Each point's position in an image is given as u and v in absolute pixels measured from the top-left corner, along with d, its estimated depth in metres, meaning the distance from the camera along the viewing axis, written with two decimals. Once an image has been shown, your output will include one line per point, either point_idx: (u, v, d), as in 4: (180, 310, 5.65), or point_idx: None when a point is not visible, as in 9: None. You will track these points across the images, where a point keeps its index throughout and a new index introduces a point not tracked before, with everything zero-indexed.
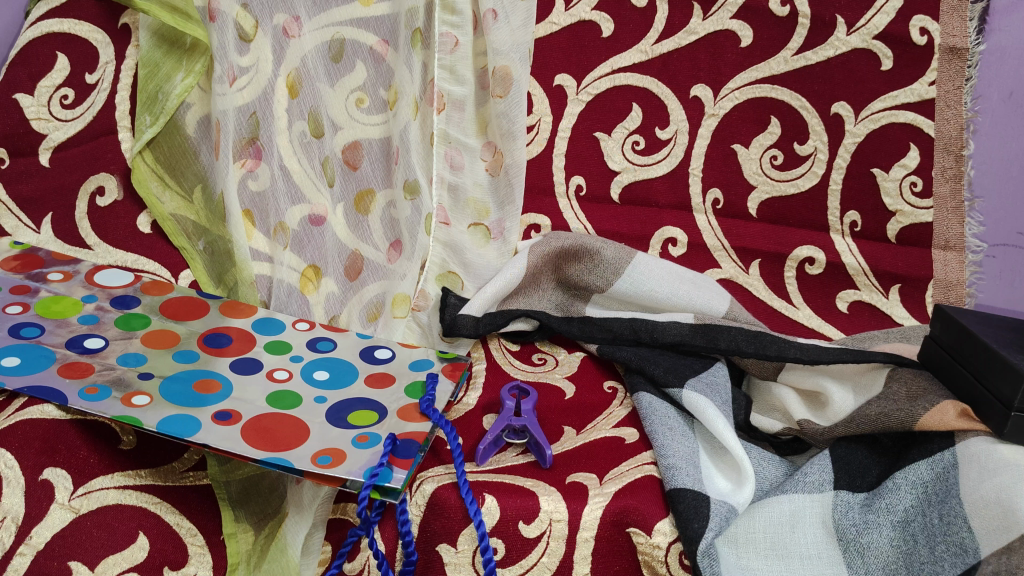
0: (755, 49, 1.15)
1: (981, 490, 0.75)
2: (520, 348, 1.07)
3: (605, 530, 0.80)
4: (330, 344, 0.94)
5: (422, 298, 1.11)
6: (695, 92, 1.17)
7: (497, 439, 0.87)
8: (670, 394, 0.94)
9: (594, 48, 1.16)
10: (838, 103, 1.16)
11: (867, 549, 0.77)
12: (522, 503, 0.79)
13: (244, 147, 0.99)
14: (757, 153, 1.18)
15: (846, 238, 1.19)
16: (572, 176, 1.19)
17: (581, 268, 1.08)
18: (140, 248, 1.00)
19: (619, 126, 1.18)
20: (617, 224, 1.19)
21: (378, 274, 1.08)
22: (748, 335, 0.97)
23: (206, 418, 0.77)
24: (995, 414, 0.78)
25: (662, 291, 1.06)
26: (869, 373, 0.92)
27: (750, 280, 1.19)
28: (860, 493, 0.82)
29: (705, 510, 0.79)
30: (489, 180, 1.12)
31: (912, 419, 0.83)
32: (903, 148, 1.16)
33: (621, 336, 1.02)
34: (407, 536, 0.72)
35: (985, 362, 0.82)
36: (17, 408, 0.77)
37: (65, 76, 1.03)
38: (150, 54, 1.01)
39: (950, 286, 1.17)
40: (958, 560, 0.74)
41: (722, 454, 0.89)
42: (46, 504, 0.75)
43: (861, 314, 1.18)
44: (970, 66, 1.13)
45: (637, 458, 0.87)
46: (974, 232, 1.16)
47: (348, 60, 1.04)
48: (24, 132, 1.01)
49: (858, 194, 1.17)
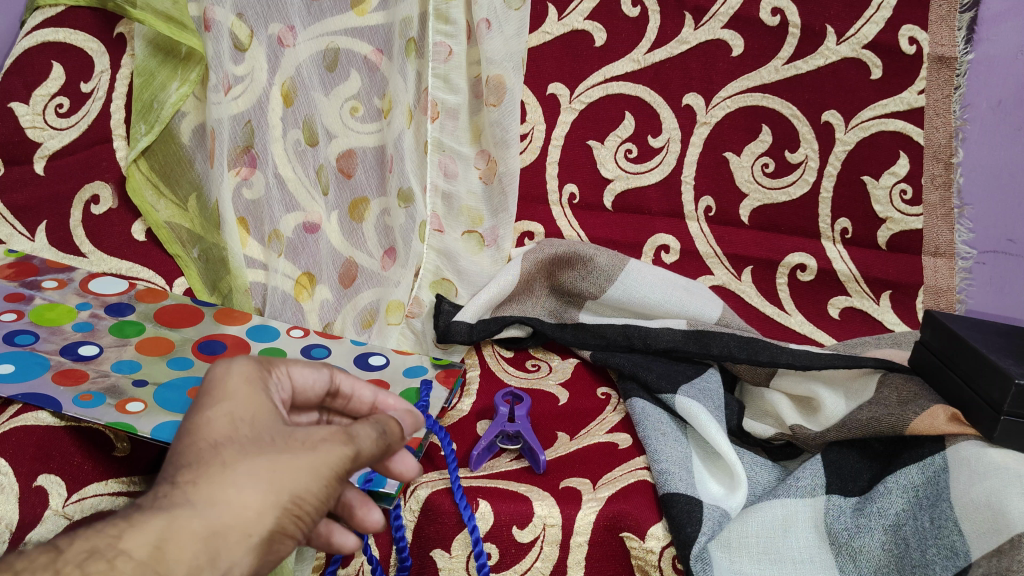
0: (746, 58, 1.16)
1: (971, 494, 0.75)
2: (513, 354, 1.08)
3: (598, 534, 0.81)
4: (324, 350, 0.94)
5: (416, 305, 1.11)
6: (686, 101, 1.18)
7: (495, 442, 0.89)
8: (664, 400, 0.94)
9: (586, 57, 1.17)
10: (828, 112, 1.17)
11: (858, 553, 0.77)
12: (515, 508, 0.79)
13: (239, 156, 1.00)
14: (749, 161, 1.19)
15: (836, 245, 1.20)
16: (565, 185, 1.20)
17: (573, 275, 1.09)
18: (135, 256, 1.01)
19: (612, 134, 1.19)
20: (611, 231, 1.20)
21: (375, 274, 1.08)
22: (740, 342, 0.98)
23: None
24: (985, 419, 0.79)
25: (654, 297, 1.06)
26: (860, 379, 0.93)
27: (742, 286, 1.20)
28: (852, 498, 0.82)
29: (698, 514, 0.79)
30: (483, 189, 1.12)
31: (902, 424, 0.84)
32: (892, 156, 1.17)
33: (615, 342, 1.03)
34: (401, 540, 0.75)
35: (974, 366, 0.83)
36: (12, 414, 0.75)
37: (60, 85, 1.03)
38: (145, 63, 1.02)
39: (940, 293, 1.18)
40: (948, 563, 0.73)
41: (714, 458, 0.89)
42: (40, 510, 0.71)
43: (851, 320, 1.19)
44: (959, 75, 1.15)
45: (630, 463, 0.88)
46: (963, 239, 1.18)
47: (342, 69, 1.05)
48: (19, 140, 1.01)
49: (848, 202, 1.19)
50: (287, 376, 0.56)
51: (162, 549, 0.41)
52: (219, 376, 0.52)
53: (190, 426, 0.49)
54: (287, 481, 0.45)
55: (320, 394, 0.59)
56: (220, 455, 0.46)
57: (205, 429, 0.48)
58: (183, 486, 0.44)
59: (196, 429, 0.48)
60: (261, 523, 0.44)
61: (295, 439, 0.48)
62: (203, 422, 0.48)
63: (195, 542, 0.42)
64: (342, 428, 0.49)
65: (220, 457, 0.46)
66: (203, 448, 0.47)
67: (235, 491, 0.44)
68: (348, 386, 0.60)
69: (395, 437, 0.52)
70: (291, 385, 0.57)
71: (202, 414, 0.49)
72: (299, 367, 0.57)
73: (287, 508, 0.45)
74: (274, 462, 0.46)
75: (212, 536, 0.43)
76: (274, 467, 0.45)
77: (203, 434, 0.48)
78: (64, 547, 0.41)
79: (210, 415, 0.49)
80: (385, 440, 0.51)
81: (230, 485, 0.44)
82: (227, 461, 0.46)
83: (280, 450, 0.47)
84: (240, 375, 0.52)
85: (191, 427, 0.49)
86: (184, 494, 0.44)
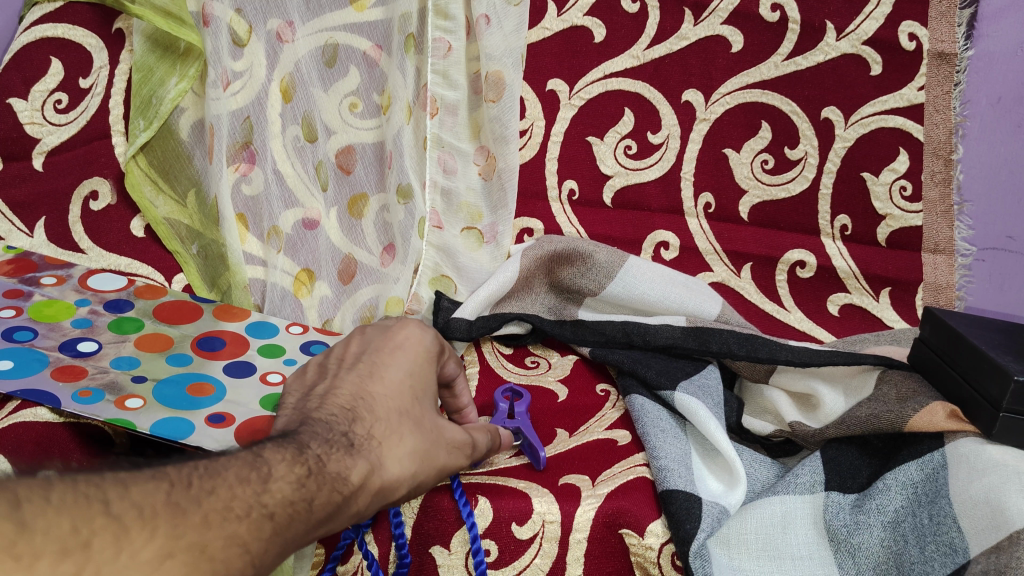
0: (745, 54, 1.16)
1: (970, 490, 0.75)
2: (512, 351, 1.08)
3: (597, 531, 0.81)
4: (322, 346, 0.93)
5: (415, 302, 1.08)
6: (686, 97, 1.18)
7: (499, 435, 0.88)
8: (663, 397, 0.94)
9: (586, 53, 1.17)
10: (827, 108, 1.17)
11: (857, 550, 0.77)
12: (514, 504, 0.79)
13: (237, 152, 1.02)
14: (748, 157, 1.19)
15: (836, 242, 1.20)
16: (564, 181, 1.20)
17: (572, 272, 1.09)
18: (133, 252, 1.02)
19: (611, 130, 1.19)
20: (611, 228, 1.20)
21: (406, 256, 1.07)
22: (739, 338, 0.98)
23: (200, 421, 0.76)
24: (984, 415, 0.80)
25: (652, 294, 1.06)
26: (859, 376, 0.93)
27: (741, 283, 1.20)
28: (850, 495, 0.83)
29: (697, 511, 0.79)
30: (482, 184, 1.12)
31: (902, 420, 0.83)
32: (892, 152, 1.17)
33: (614, 339, 1.03)
34: (401, 537, 0.74)
35: (974, 363, 0.83)
36: (9, 411, 0.76)
37: (58, 81, 1.03)
38: (143, 59, 1.01)
39: (939, 289, 1.18)
40: (947, 560, 0.74)
41: (714, 456, 0.89)
42: None
43: (851, 317, 1.19)
44: (959, 71, 1.14)
45: (629, 460, 0.88)
46: (963, 236, 1.18)
47: (342, 65, 1.05)
48: (17, 136, 1.01)
49: (847, 198, 1.18)
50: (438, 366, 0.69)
51: (360, 489, 0.53)
52: (412, 338, 0.65)
53: (379, 375, 0.60)
54: (426, 467, 0.59)
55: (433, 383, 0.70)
56: (398, 425, 0.58)
57: (394, 386, 0.60)
58: (374, 442, 0.55)
59: (383, 382, 0.60)
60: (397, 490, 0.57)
61: (438, 433, 0.62)
62: (392, 378, 0.60)
63: (371, 495, 0.54)
64: (461, 438, 0.66)
65: (401, 423, 0.58)
66: (391, 413, 0.58)
67: (398, 465, 0.56)
68: (460, 386, 0.75)
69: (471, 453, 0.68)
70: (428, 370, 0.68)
71: (392, 368, 0.61)
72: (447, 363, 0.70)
73: (412, 487, 0.59)
74: (425, 447, 0.59)
75: (378, 493, 0.55)
76: (424, 452, 0.59)
77: (391, 390, 0.60)
78: (323, 458, 0.51)
79: (398, 373, 0.61)
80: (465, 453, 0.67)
81: (397, 454, 0.56)
82: (402, 431, 0.58)
83: (430, 438, 0.60)
84: (426, 347, 0.65)
85: (380, 372, 0.61)
86: (376, 454, 0.55)
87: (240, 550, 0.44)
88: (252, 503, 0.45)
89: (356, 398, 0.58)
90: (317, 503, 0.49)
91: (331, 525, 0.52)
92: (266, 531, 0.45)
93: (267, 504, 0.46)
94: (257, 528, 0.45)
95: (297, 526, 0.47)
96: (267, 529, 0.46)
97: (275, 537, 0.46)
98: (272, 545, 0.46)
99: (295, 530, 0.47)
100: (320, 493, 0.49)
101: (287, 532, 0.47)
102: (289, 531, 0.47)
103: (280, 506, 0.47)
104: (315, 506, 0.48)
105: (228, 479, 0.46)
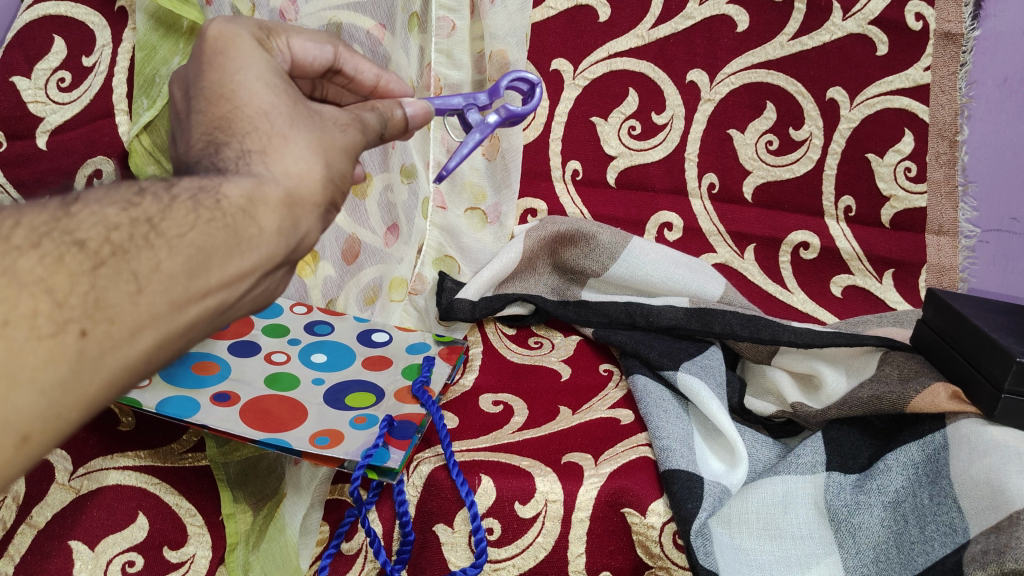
0: (751, 33, 1.15)
1: (971, 471, 0.76)
2: (516, 332, 1.08)
3: (599, 510, 0.82)
4: (327, 327, 0.93)
5: (418, 282, 1.12)
6: (690, 78, 1.17)
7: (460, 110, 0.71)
8: (665, 377, 0.94)
9: (591, 33, 1.16)
10: (833, 89, 1.16)
11: (858, 530, 0.78)
12: (517, 484, 0.80)
13: None
14: (752, 138, 1.18)
15: (840, 224, 1.19)
16: (568, 162, 1.20)
17: (576, 253, 1.09)
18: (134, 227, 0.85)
19: (615, 111, 1.19)
20: (613, 208, 1.20)
21: (378, 154, 1.02)
22: (742, 319, 0.97)
23: (205, 400, 0.76)
24: (985, 396, 0.80)
25: (657, 275, 1.07)
26: (862, 357, 0.93)
27: (745, 265, 1.20)
28: (851, 475, 0.83)
29: (699, 491, 0.80)
30: (485, 165, 1.11)
31: (902, 401, 0.84)
32: (897, 133, 1.17)
33: (616, 320, 1.03)
34: (404, 515, 0.74)
35: (976, 345, 0.83)
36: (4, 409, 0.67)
37: (61, 59, 0.98)
38: (146, 37, 0.95)
39: (943, 271, 1.18)
40: (948, 539, 0.74)
41: (715, 435, 0.90)
42: (46, 484, 0.72)
43: (854, 298, 1.19)
44: (965, 52, 1.14)
45: (632, 439, 0.88)
46: (967, 218, 1.18)
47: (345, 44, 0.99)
48: (21, 115, 0.96)
49: (852, 178, 1.18)
50: (287, 45, 0.57)
51: (252, 206, 0.43)
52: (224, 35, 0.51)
53: (220, 88, 0.48)
54: (339, 158, 0.49)
55: (321, 66, 0.61)
56: (272, 125, 0.47)
57: (252, 93, 0.48)
58: (254, 156, 0.46)
59: (233, 93, 0.48)
60: (324, 198, 0.48)
61: (326, 113, 0.50)
62: (241, 86, 0.48)
63: (280, 207, 0.45)
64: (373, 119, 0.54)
65: (282, 125, 0.48)
66: (253, 117, 0.47)
67: (303, 164, 0.47)
68: (351, 69, 0.64)
69: (393, 134, 0.57)
70: (291, 57, 0.58)
71: (238, 80, 0.49)
72: (300, 42, 0.57)
73: (337, 185, 0.49)
74: (326, 138, 0.49)
75: (291, 205, 0.46)
76: (325, 140, 0.48)
77: (248, 100, 0.48)
78: (171, 184, 0.43)
79: (250, 83, 0.49)
80: (383, 133, 0.56)
81: (290, 154, 0.47)
82: (281, 130, 0.47)
83: (316, 125, 0.49)
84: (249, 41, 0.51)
85: (230, 94, 0.48)
86: (261, 164, 0.46)
87: (45, 295, 0.36)
88: (50, 231, 0.38)
89: (214, 130, 0.47)
90: (165, 226, 0.40)
91: (247, 259, 0.43)
92: (84, 266, 0.37)
93: (74, 232, 0.38)
94: (60, 261, 0.37)
95: (141, 256, 0.39)
96: (85, 261, 0.37)
97: (103, 271, 0.37)
98: (103, 279, 0.37)
99: (135, 261, 0.38)
100: (167, 214, 0.41)
101: (126, 264, 0.38)
102: (119, 260, 0.38)
103: (95, 234, 0.38)
104: (160, 225, 0.40)
105: (12, 213, 0.38)
